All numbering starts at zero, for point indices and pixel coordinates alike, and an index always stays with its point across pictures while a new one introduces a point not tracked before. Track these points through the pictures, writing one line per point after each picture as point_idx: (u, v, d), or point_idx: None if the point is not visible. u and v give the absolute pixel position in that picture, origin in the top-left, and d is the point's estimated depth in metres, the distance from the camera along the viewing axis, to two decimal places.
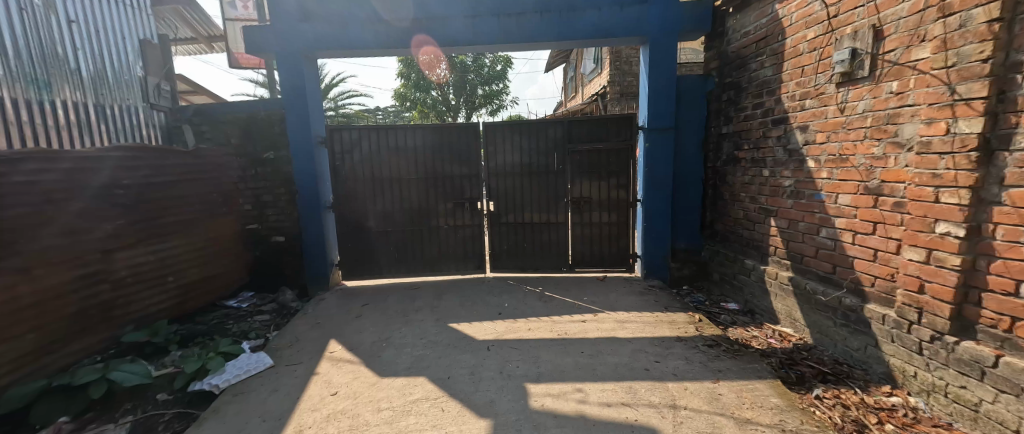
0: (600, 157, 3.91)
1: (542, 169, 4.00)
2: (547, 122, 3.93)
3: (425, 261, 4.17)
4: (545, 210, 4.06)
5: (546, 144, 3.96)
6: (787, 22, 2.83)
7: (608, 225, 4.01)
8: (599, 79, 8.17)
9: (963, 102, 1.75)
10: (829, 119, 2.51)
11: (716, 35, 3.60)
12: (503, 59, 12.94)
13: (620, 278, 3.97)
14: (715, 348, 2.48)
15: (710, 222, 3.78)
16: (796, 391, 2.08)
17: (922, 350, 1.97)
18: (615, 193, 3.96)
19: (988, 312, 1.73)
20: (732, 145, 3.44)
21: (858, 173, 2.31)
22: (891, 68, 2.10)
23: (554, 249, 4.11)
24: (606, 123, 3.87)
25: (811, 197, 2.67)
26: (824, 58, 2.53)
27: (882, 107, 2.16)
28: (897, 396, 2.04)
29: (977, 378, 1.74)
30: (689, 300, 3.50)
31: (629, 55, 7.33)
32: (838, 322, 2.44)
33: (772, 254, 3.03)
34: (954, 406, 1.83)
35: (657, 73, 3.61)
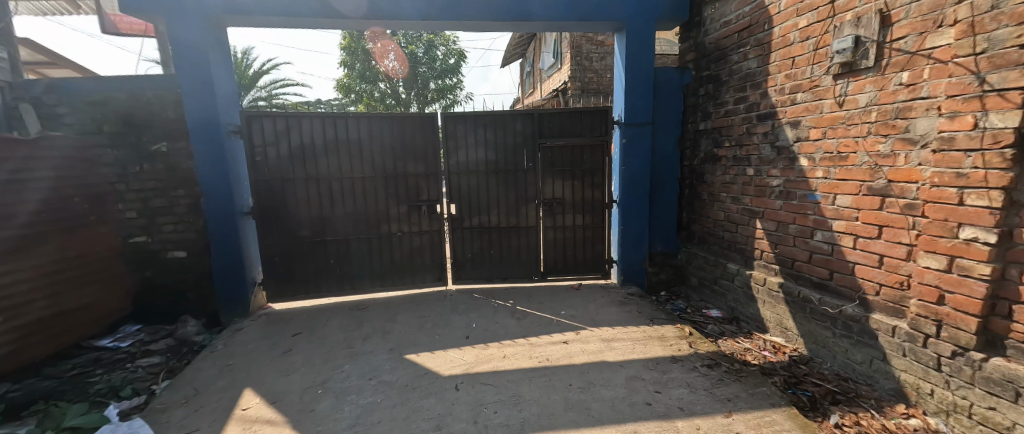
0: (573, 154, 3.55)
1: (510, 167, 3.55)
2: (515, 114, 3.50)
3: (374, 274, 3.55)
4: (514, 213, 3.62)
5: (515, 138, 3.52)
6: (774, 10, 2.62)
7: (582, 228, 3.67)
8: (559, 74, 7.90)
9: (995, 93, 1.57)
10: (825, 113, 2.31)
11: (693, 25, 3.36)
12: (456, 53, 12.31)
13: (596, 287, 3.64)
14: (715, 369, 2.19)
15: (687, 223, 3.55)
16: (814, 421, 1.82)
17: (940, 367, 1.81)
18: (590, 193, 3.63)
19: (1020, 326, 1.57)
20: (711, 142, 3.22)
21: (861, 172, 2.13)
22: (900, 58, 1.92)
23: (524, 256, 3.69)
24: (579, 116, 3.50)
25: (803, 198, 2.47)
26: (819, 48, 2.32)
27: (889, 100, 1.98)
28: (914, 417, 1.86)
29: (1010, 399, 1.58)
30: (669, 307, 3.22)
31: (589, 50, 7.11)
32: (837, 333, 2.27)
33: (758, 258, 2.83)
34: (980, 429, 1.68)
35: (634, 62, 3.30)
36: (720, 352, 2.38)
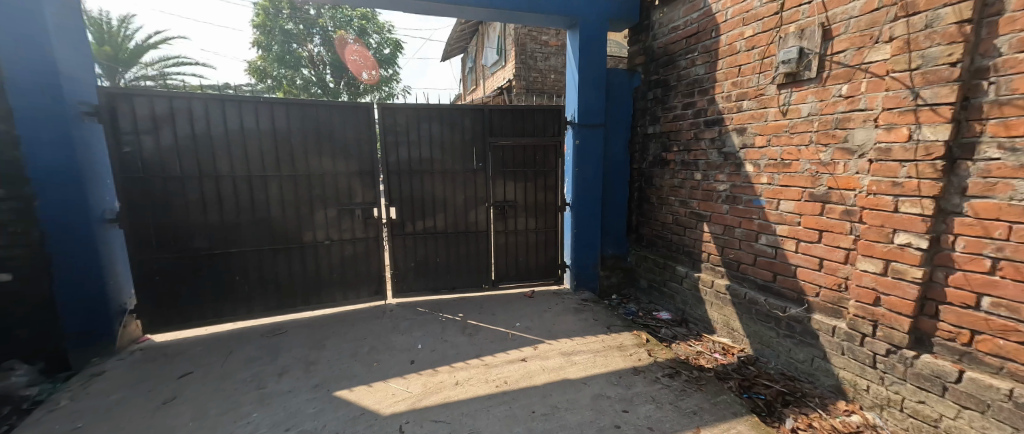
0: (525, 154, 3.37)
1: (457, 166, 3.26)
2: (464, 109, 3.22)
3: (296, 289, 3.04)
4: (463, 217, 3.33)
5: (463, 135, 3.23)
6: (721, 18, 2.66)
7: (534, 232, 3.51)
8: (503, 72, 7.71)
9: (928, 108, 1.68)
10: (769, 122, 2.37)
11: (641, 28, 3.35)
12: (392, 43, 11.53)
13: (549, 294, 3.49)
14: (676, 379, 2.12)
15: (636, 226, 3.55)
16: (774, 427, 1.81)
17: (875, 364, 1.92)
18: (542, 196, 3.48)
19: (945, 325, 1.71)
20: (660, 146, 3.23)
21: (803, 179, 2.21)
22: (839, 70, 2.01)
23: (474, 263, 3.42)
24: (531, 114, 3.34)
25: (749, 202, 2.54)
26: (765, 57, 2.38)
27: (830, 111, 2.06)
28: (854, 413, 1.96)
29: (938, 393, 1.71)
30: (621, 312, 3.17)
31: (533, 49, 7.03)
32: (780, 333, 2.35)
33: (706, 261, 2.87)
34: (911, 421, 1.80)
35: (588, 60, 3.21)
36: (678, 359, 2.34)
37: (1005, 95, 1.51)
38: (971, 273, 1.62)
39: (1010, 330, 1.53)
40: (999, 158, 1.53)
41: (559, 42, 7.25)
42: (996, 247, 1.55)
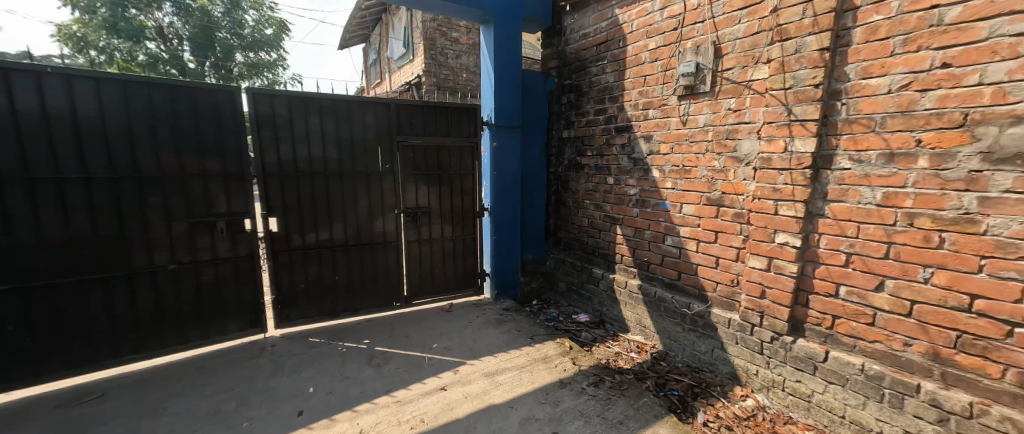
0: (439, 156, 3.12)
1: (360, 168, 2.85)
2: (366, 102, 2.83)
3: (125, 330, 2.33)
4: (368, 226, 2.93)
5: (366, 132, 2.84)
6: (627, 29, 2.76)
7: (451, 241, 3.27)
8: (410, 67, 7.24)
9: (799, 123, 1.91)
10: (672, 130, 2.53)
11: (554, 32, 3.35)
12: (276, 23, 10.03)
13: (469, 306, 3.29)
14: (601, 386, 2.12)
15: (555, 229, 3.57)
16: (690, 424, 1.94)
17: (763, 350, 2.15)
18: (459, 201, 3.27)
19: (814, 312, 1.99)
20: (574, 151, 3.27)
21: (701, 184, 2.39)
22: (729, 86, 2.21)
23: (383, 279, 3.04)
24: (445, 113, 3.11)
25: (656, 206, 2.68)
26: (667, 69, 2.52)
27: (722, 122, 2.26)
28: (748, 397, 2.17)
29: (810, 372, 1.98)
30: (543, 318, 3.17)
31: (443, 45, 6.72)
32: (685, 327, 2.52)
33: (619, 262, 2.97)
34: (790, 398, 2.05)
35: (503, 59, 3.09)
36: (601, 364, 2.35)
37: (853, 115, 1.80)
38: (831, 266, 1.91)
39: (859, 313, 1.84)
40: (850, 169, 1.82)
41: (470, 40, 7.07)
42: (849, 243, 1.84)
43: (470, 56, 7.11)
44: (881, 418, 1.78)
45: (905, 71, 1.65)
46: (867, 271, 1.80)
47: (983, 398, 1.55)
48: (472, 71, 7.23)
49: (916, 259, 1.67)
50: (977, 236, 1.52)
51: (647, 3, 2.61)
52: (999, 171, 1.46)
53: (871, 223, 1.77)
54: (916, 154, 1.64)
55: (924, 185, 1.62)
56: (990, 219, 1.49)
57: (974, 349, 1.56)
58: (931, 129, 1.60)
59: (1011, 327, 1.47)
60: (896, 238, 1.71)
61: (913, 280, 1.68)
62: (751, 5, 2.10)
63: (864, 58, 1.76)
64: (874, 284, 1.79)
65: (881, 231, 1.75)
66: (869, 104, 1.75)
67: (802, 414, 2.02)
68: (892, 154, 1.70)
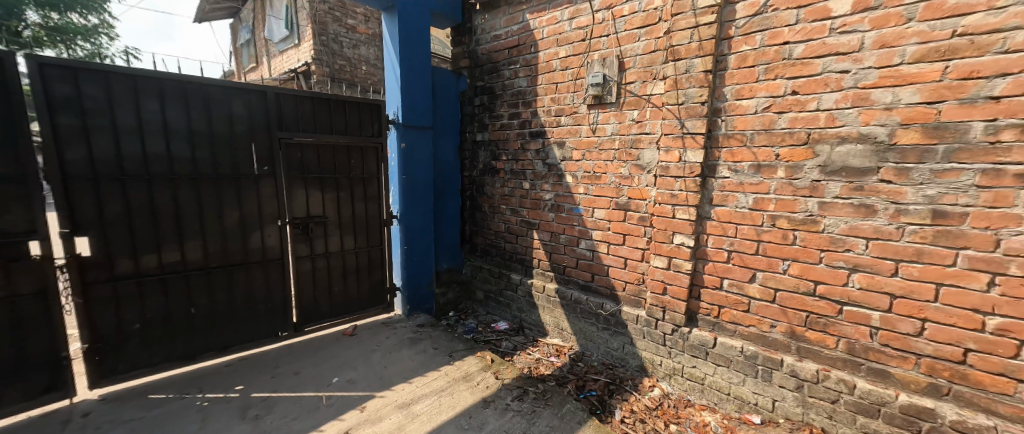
0: (334, 157, 2.75)
1: (226, 170, 2.34)
2: (232, 89, 2.34)
3: None
4: (241, 242, 2.44)
5: (234, 126, 2.35)
6: (538, 35, 2.79)
7: (352, 253, 2.93)
8: (296, 52, 6.32)
9: (691, 136, 2.13)
10: (583, 138, 2.62)
11: (464, 30, 3.22)
12: None
13: (376, 326, 3.03)
14: (524, 399, 2.15)
15: (470, 236, 3.49)
16: (610, 425, 2.03)
17: (666, 341, 2.35)
18: (361, 208, 2.93)
19: (706, 304, 2.23)
20: (489, 155, 3.21)
21: (611, 190, 2.52)
22: (632, 98, 2.37)
23: (263, 304, 2.58)
24: (340, 107, 2.74)
25: (570, 211, 2.75)
26: (576, 78, 2.60)
27: (626, 132, 2.41)
28: (655, 386, 2.36)
29: (703, 357, 2.22)
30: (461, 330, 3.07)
31: (337, 32, 6.04)
32: (600, 326, 2.63)
33: (537, 267, 2.99)
34: (688, 383, 2.28)
35: (409, 53, 2.87)
36: (523, 375, 2.38)
37: (731, 130, 2.06)
38: (717, 263, 2.17)
39: (737, 303, 2.13)
40: (729, 177, 2.09)
41: (369, 30, 6.49)
42: (730, 242, 2.11)
43: (368, 47, 6.53)
44: (756, 390, 2.08)
45: (767, 95, 1.95)
46: (744, 266, 2.09)
47: (825, 364, 1.91)
48: (372, 64, 6.65)
49: (778, 254, 1.98)
50: (819, 234, 1.86)
51: (556, 11, 2.67)
52: (832, 181, 1.81)
53: (746, 224, 2.06)
54: (777, 165, 1.94)
55: (783, 191, 1.94)
56: (827, 220, 1.84)
57: (818, 326, 1.91)
58: (787, 145, 1.91)
59: (841, 305, 1.85)
60: (764, 236, 2.01)
61: (776, 271, 2.00)
62: (649, 24, 2.27)
63: (737, 81, 2.02)
64: (749, 276, 2.08)
65: (754, 231, 2.04)
66: (742, 122, 2.03)
67: (698, 396, 2.26)
68: (760, 165, 1.99)
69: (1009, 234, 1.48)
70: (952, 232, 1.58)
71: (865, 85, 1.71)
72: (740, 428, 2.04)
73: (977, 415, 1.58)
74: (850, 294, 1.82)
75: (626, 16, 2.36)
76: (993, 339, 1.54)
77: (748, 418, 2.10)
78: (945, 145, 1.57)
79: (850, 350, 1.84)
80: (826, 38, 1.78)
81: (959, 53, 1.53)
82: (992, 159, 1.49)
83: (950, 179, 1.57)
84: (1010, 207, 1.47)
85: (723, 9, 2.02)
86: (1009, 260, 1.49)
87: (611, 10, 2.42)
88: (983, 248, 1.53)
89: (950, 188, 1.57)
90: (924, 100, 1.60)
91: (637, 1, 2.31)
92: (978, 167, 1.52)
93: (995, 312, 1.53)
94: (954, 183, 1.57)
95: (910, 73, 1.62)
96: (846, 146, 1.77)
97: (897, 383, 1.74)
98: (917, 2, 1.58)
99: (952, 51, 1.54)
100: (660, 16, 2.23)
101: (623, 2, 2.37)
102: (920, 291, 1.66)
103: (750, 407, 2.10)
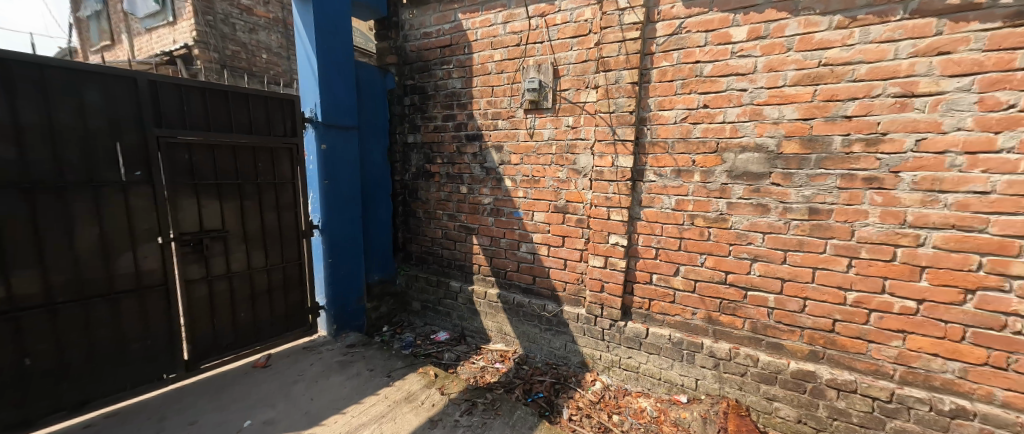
0: (234, 160, 2.34)
1: (77, 176, 1.83)
2: (82, 72, 1.83)
3: None
4: (103, 267, 1.93)
5: (88, 120, 1.84)
6: (472, 36, 2.76)
7: (262, 271, 2.54)
8: (171, 32, 5.30)
9: (621, 143, 2.30)
10: (520, 142, 2.69)
11: (391, 24, 3.06)
12: None
13: (295, 353, 2.71)
14: (473, 411, 2.14)
15: (404, 244, 3.41)
16: (560, 425, 2.12)
17: (605, 336, 2.54)
18: (272, 219, 2.56)
19: (639, 298, 2.44)
20: (422, 158, 3.15)
21: (549, 194, 2.63)
22: (566, 105, 2.48)
23: (138, 342, 2.09)
24: (240, 101, 2.35)
25: (510, 214, 2.82)
26: (512, 82, 2.65)
27: (563, 137, 2.52)
28: (595, 380, 2.55)
29: (637, 347, 2.44)
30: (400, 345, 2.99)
31: (227, 12, 5.21)
32: (542, 328, 2.76)
33: (477, 272, 3.04)
34: (625, 373, 2.49)
35: (327, 45, 2.61)
36: (470, 387, 2.38)
37: (655, 138, 2.26)
38: (647, 259, 2.38)
39: (665, 295, 2.36)
40: (655, 181, 2.29)
41: (269, 14, 5.73)
42: (658, 240, 2.32)
43: (269, 33, 5.76)
44: (682, 373, 2.32)
45: (683, 107, 2.17)
46: (669, 261, 2.32)
47: (735, 343, 2.20)
48: (274, 52, 5.89)
49: (696, 249, 2.23)
50: (728, 230, 2.14)
51: (490, 14, 2.66)
52: (736, 184, 2.09)
53: (670, 223, 2.28)
54: (693, 170, 2.18)
55: (699, 193, 2.18)
56: (733, 218, 2.12)
57: (729, 310, 2.20)
58: (701, 153, 2.15)
59: (746, 291, 2.14)
60: (685, 234, 2.25)
61: (695, 265, 2.25)
62: (581, 35, 2.38)
63: (659, 93, 2.22)
64: (673, 270, 2.31)
65: (677, 229, 2.27)
66: (663, 131, 2.23)
67: (634, 384, 2.47)
68: (680, 170, 2.21)
69: (860, 225, 1.86)
70: (823, 225, 1.93)
71: (759, 102, 2.00)
72: (672, 409, 2.27)
73: (844, 373, 1.95)
74: (752, 281, 2.12)
75: (558, 24, 2.45)
76: (852, 310, 1.92)
77: (677, 399, 2.34)
78: (817, 155, 1.91)
79: (754, 329, 2.15)
80: (729, 60, 2.04)
81: (824, 79, 1.86)
82: (848, 166, 1.85)
83: (821, 182, 1.92)
84: (860, 204, 1.85)
85: (646, 26, 2.20)
86: (861, 246, 1.87)
87: (544, 18, 2.49)
88: (844, 238, 1.90)
89: (821, 190, 1.92)
90: (801, 117, 1.92)
91: (568, 12, 2.40)
92: (839, 172, 1.88)
93: (853, 288, 1.91)
94: (824, 185, 1.91)
95: (791, 94, 1.93)
96: (746, 154, 2.06)
97: (789, 353, 2.08)
98: (794, 35, 1.90)
99: (819, 77, 1.87)
100: (590, 28, 2.35)
101: (555, 11, 2.44)
102: (803, 275, 2.00)
103: (678, 388, 2.35)
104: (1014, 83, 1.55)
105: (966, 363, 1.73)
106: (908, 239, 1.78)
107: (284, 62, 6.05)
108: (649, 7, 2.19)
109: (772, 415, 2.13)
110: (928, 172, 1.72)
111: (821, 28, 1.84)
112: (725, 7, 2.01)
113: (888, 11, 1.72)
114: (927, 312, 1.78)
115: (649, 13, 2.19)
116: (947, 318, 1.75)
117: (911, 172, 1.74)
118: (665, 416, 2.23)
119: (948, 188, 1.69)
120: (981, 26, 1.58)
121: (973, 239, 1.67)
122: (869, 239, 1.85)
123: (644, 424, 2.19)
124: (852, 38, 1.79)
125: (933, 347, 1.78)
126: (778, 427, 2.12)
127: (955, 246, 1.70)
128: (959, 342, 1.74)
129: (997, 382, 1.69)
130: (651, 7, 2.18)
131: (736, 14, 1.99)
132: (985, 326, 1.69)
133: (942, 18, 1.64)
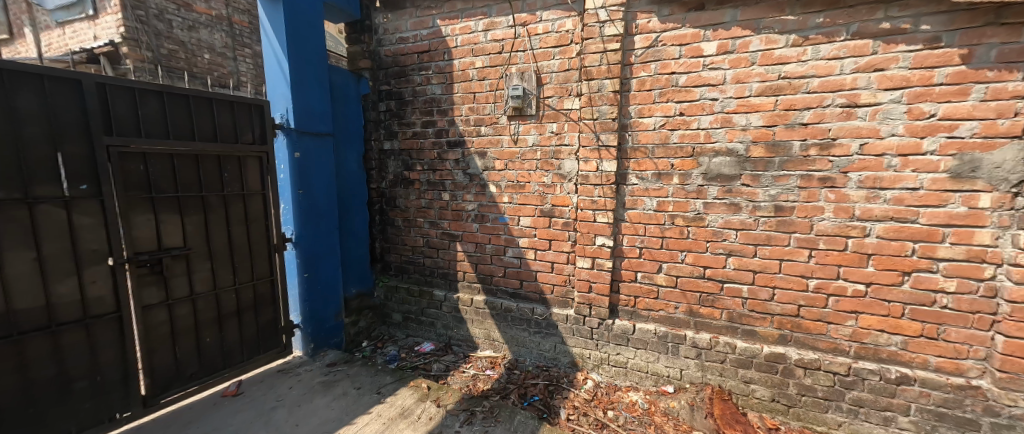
0: (197, 170, 2.13)
1: (7, 192, 1.56)
2: (13, 72, 1.57)
3: None
4: (40, 296, 1.66)
5: (21, 127, 1.58)
6: (451, 42, 2.75)
7: (230, 291, 2.32)
8: (90, 26, 4.67)
9: (605, 148, 2.40)
10: (505, 148, 2.71)
11: (363, 28, 2.98)
12: None
13: (269, 377, 2.51)
14: (475, 421, 2.13)
15: (381, 254, 3.33)
16: (559, 425, 2.23)
17: (594, 335, 2.65)
18: (241, 234, 2.35)
19: (627, 295, 2.56)
20: (400, 165, 3.09)
21: (535, 198, 2.68)
22: (551, 112, 2.55)
23: (85, 380, 1.81)
24: (204, 107, 2.14)
25: (495, 220, 2.84)
26: (495, 89, 2.68)
27: (547, 143, 2.59)
28: (585, 378, 2.66)
29: (626, 343, 2.56)
30: (384, 360, 2.95)
31: (161, 7, 4.70)
32: (531, 331, 2.82)
33: (462, 279, 3.03)
34: (614, 369, 2.61)
35: (298, 48, 2.48)
36: (466, 396, 2.34)
37: (636, 144, 2.38)
38: (632, 259, 2.50)
39: (649, 291, 2.49)
40: (637, 184, 2.41)
41: (211, 10, 5.25)
42: (642, 240, 2.45)
43: (211, 31, 5.27)
44: (667, 364, 2.48)
45: (662, 115, 2.30)
46: (652, 259, 2.45)
47: (715, 332, 2.38)
48: (217, 53, 5.39)
49: (677, 247, 2.38)
50: (705, 228, 2.30)
51: (470, 21, 2.67)
52: (711, 186, 2.25)
53: (652, 224, 2.41)
54: (673, 173, 2.32)
55: (678, 195, 2.33)
56: (710, 216, 2.28)
57: (708, 302, 2.37)
58: (678, 157, 2.30)
59: (722, 283, 2.32)
60: (667, 233, 2.39)
61: (676, 261, 2.40)
62: (563, 45, 2.47)
63: (639, 102, 2.34)
64: (657, 268, 2.45)
65: (659, 229, 2.41)
66: (644, 137, 2.36)
67: (622, 379, 2.60)
68: (660, 174, 2.35)
69: (818, 220, 2.07)
70: (787, 221, 2.13)
71: (728, 111, 2.16)
72: (661, 399, 2.41)
73: (809, 352, 2.18)
74: (728, 274, 2.30)
75: (540, 34, 2.52)
76: (814, 295, 2.14)
77: (664, 389, 2.49)
78: (779, 158, 2.10)
79: (731, 319, 2.33)
80: (701, 71, 2.19)
81: (784, 91, 2.05)
82: (806, 168, 2.05)
83: (783, 182, 2.11)
84: (817, 201, 2.06)
85: (625, 38, 2.31)
86: (819, 238, 2.08)
87: (526, 27, 2.55)
88: (805, 231, 2.10)
89: (784, 189, 2.11)
90: (766, 124, 2.10)
91: (550, 22, 2.48)
92: (799, 173, 2.07)
93: (814, 276, 2.13)
94: (786, 185, 2.10)
95: (756, 104, 2.11)
96: (719, 158, 2.21)
97: (761, 338, 2.28)
98: (758, 51, 2.07)
99: (780, 89, 2.05)
100: (572, 38, 2.44)
101: (537, 21, 2.51)
102: (771, 266, 2.20)
103: (664, 379, 2.49)
104: (934, 96, 1.81)
105: (906, 336, 2.00)
106: (857, 230, 2.01)
107: (229, 63, 5.56)
108: (628, 20, 2.30)
109: (749, 397, 2.32)
110: (870, 172, 1.95)
111: (780, 45, 2.03)
112: (697, 24, 2.16)
113: (834, 32, 1.94)
114: (875, 294, 2.02)
115: (628, 26, 2.30)
116: (890, 298, 2.00)
117: (857, 173, 1.97)
118: (655, 407, 2.37)
119: (887, 186, 1.92)
120: (908, 48, 1.83)
121: (909, 229, 1.91)
122: (826, 232, 2.06)
123: (637, 417, 2.30)
124: (805, 55, 2.00)
125: (880, 323, 2.03)
126: (755, 407, 2.32)
127: (894, 235, 1.94)
128: (900, 318, 2.00)
129: (931, 350, 1.97)
130: (630, 20, 2.30)
131: (706, 31, 2.15)
132: (920, 303, 1.96)
133: (877, 40, 1.87)
